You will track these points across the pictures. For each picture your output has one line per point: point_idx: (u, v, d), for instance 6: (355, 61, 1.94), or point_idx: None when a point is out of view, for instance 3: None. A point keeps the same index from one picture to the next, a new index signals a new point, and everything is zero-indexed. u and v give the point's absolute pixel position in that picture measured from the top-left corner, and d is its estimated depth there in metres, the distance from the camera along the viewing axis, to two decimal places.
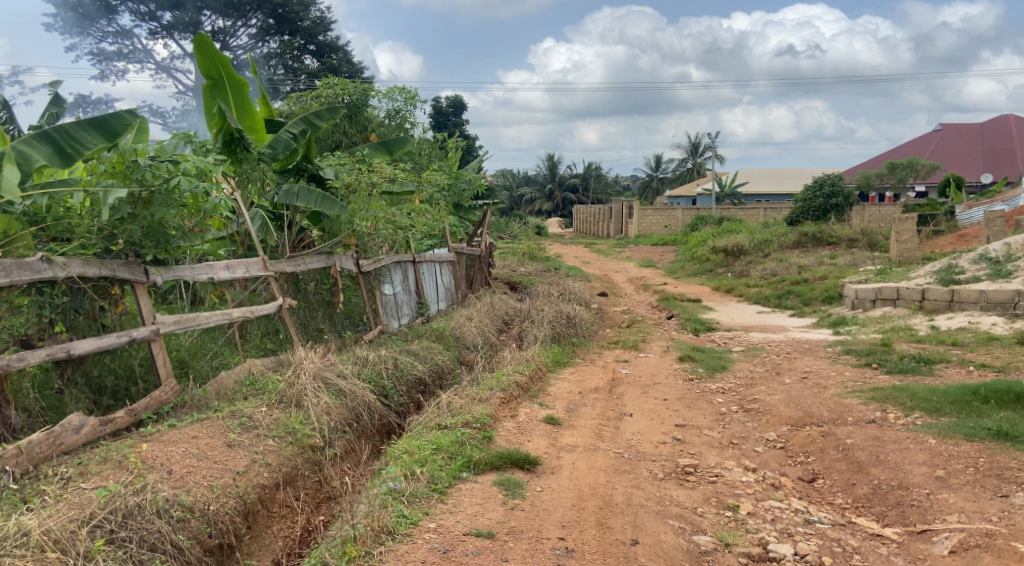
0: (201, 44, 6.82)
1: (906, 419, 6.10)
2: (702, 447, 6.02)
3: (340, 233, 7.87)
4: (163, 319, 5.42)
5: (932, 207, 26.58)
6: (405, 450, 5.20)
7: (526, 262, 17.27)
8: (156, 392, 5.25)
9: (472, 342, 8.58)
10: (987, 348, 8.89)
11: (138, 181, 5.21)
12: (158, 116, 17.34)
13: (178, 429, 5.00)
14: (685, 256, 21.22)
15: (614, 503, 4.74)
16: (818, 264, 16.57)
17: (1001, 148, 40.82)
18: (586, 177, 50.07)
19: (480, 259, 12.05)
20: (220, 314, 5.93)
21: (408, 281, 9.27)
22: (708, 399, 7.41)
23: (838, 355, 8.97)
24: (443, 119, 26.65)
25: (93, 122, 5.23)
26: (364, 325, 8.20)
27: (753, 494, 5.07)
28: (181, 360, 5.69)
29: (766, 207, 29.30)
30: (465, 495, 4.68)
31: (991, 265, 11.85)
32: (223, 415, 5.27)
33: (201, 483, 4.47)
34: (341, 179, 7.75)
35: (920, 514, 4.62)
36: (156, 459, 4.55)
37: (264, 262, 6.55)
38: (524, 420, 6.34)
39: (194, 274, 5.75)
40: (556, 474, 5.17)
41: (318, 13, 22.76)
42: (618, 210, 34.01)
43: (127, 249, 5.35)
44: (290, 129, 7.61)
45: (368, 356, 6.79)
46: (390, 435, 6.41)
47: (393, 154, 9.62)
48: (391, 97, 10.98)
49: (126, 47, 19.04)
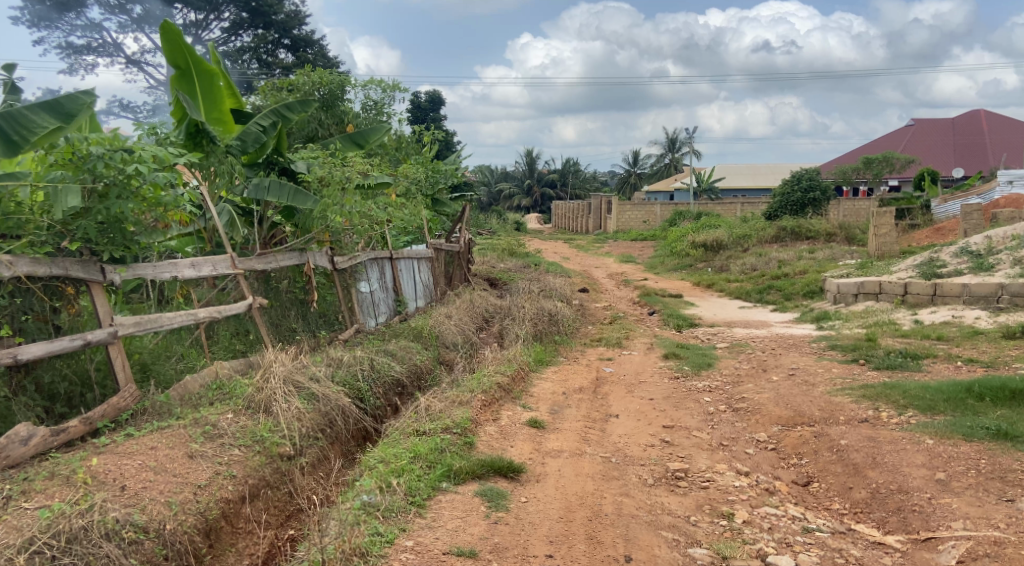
0: (168, 32, 6.54)
1: (899, 418, 5.91)
2: (692, 449, 5.79)
3: (313, 228, 7.38)
4: (122, 320, 5.06)
5: (908, 201, 26.69)
6: (381, 459, 4.88)
7: (505, 258, 16.98)
8: (114, 399, 4.91)
9: (452, 341, 8.29)
10: (973, 343, 8.74)
11: (90, 172, 4.80)
12: (129, 111, 16.87)
13: (135, 439, 4.67)
14: (665, 252, 21.07)
15: (603, 514, 4.49)
16: (797, 259, 16.45)
17: (972, 144, 41.35)
18: (565, 173, 49.88)
19: (459, 255, 11.74)
20: (185, 315, 5.58)
21: (385, 278, 8.94)
22: (695, 398, 7.19)
23: (824, 351, 8.79)
24: (420, 114, 26.32)
25: (44, 105, 5.00)
26: (339, 324, 7.86)
27: (747, 500, 4.83)
28: (143, 364, 5.33)
29: (742, 202, 29.19)
30: (445, 508, 4.40)
31: (973, 259, 11.76)
32: (185, 424, 4.93)
33: (157, 500, 4.14)
34: (313, 172, 7.31)
35: (924, 521, 4.42)
36: (109, 474, 4.21)
37: (232, 259, 6.18)
38: (506, 424, 6.06)
39: (156, 273, 5.39)
40: (541, 483, 4.90)
41: (293, 7, 22.28)
42: (596, 206, 33.82)
43: (82, 246, 4.93)
44: (259, 122, 7.31)
45: (343, 358, 6.47)
46: (366, 441, 6.11)
47: (367, 144, 9.33)
48: (369, 89, 10.57)
49: (94, 40, 18.45)
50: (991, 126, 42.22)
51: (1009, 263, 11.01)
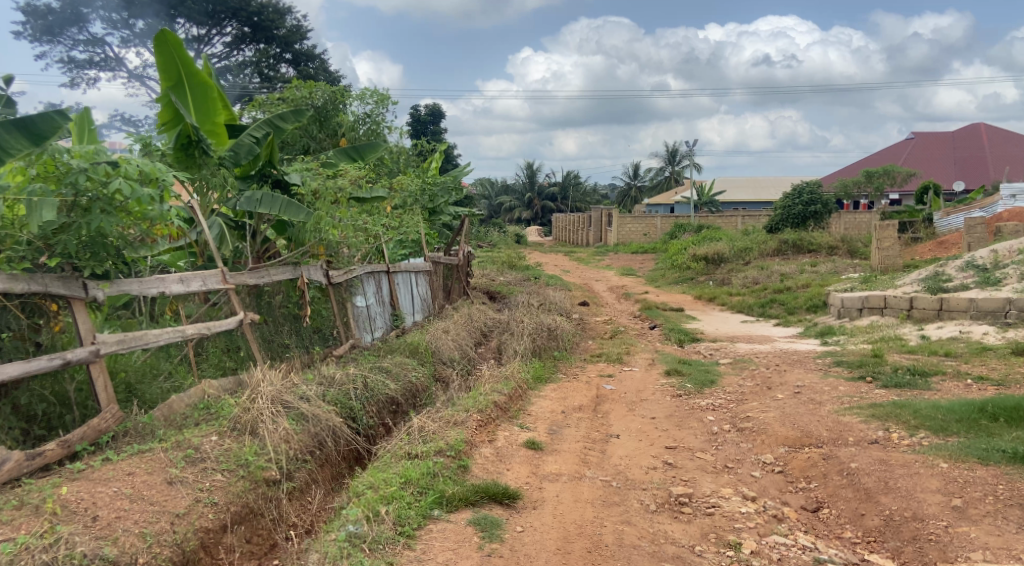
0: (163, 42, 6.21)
1: (911, 440, 5.69)
2: (696, 472, 5.57)
3: (307, 241, 7.21)
4: (105, 339, 4.82)
5: (910, 214, 26.56)
6: (370, 485, 4.67)
7: (505, 271, 16.81)
8: (94, 420, 4.70)
9: (449, 357, 8.08)
10: (982, 359, 8.53)
11: (70, 186, 4.57)
12: (131, 125, 16.75)
13: (113, 464, 4.48)
14: (667, 264, 20.90)
15: (603, 545, 4.27)
16: (800, 272, 16.25)
17: (973, 157, 41.26)
18: (566, 185, 49.88)
19: (458, 269, 11.56)
20: (172, 332, 5.34)
21: (382, 292, 8.74)
22: (698, 418, 6.97)
23: (829, 367, 8.59)
24: (421, 127, 26.27)
25: (16, 123, 4.78)
26: (334, 339, 7.64)
27: (754, 528, 4.61)
28: (127, 384, 5.11)
29: (743, 215, 29.04)
30: (436, 539, 4.18)
31: (979, 273, 11.56)
32: (166, 447, 4.73)
33: (131, 531, 3.97)
34: (307, 185, 7.13)
35: (941, 551, 4.20)
36: (81, 503, 4.03)
37: (223, 275, 5.96)
38: (503, 446, 5.84)
39: (142, 288, 5.17)
40: (537, 510, 4.68)
41: (295, 22, 22.25)
42: (596, 218, 33.69)
43: (63, 261, 4.71)
44: (252, 133, 7.10)
45: (335, 376, 6.25)
46: (357, 463, 5.90)
47: (363, 158, 9.20)
48: (364, 100, 10.43)
49: (97, 54, 18.38)
50: (990, 139, 42.18)
51: (1016, 277, 10.81)
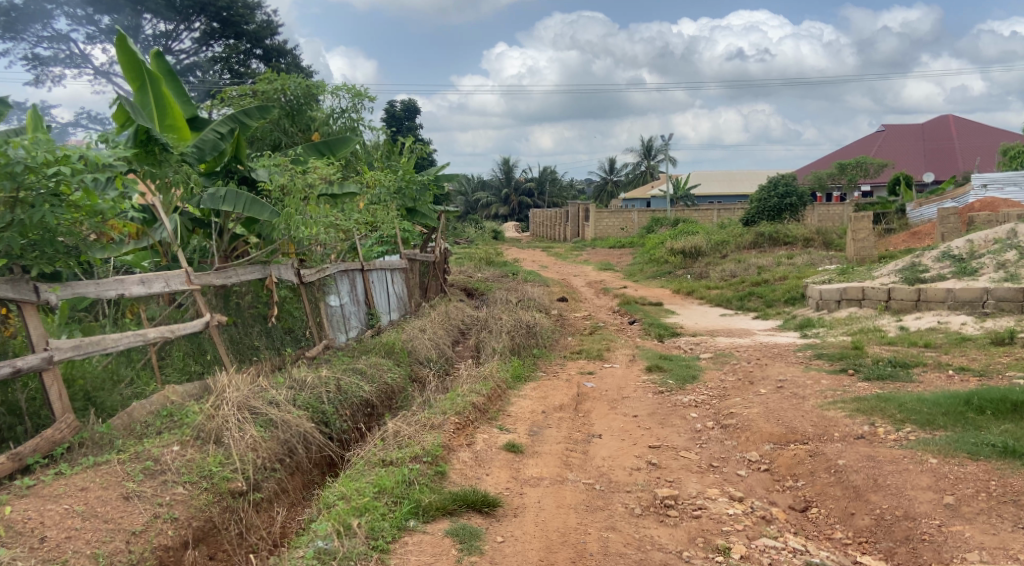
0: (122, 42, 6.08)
1: (898, 434, 5.57)
2: (681, 472, 5.41)
3: (276, 240, 6.94)
4: (59, 344, 4.53)
5: (884, 205, 26.75)
6: (342, 495, 4.43)
7: (483, 267, 16.58)
8: (47, 431, 4.40)
9: (425, 357, 7.86)
10: (962, 350, 8.49)
11: (7, 177, 4.18)
12: (97, 123, 16.22)
13: (66, 478, 4.23)
14: (644, 259, 20.78)
15: (588, 554, 4.09)
16: (777, 265, 16.22)
17: (942, 148, 41.75)
18: (542, 181, 49.74)
19: (435, 265, 11.34)
20: (132, 336, 5.04)
21: (356, 291, 8.48)
22: (682, 415, 6.81)
23: (810, 360, 8.48)
24: (396, 123, 25.91)
25: None
26: (307, 340, 7.34)
27: (743, 531, 4.45)
28: (85, 393, 4.81)
29: (719, 208, 29.03)
30: (411, 553, 3.98)
31: (955, 263, 11.53)
32: (124, 459, 4.49)
33: (82, 552, 3.73)
34: (274, 181, 6.77)
35: (936, 552, 4.08)
36: (28, 523, 3.79)
37: (187, 275, 5.66)
38: (482, 449, 5.63)
39: (99, 291, 4.86)
40: (518, 518, 4.49)
41: (265, 17, 21.78)
42: (574, 213, 33.51)
43: (11, 262, 4.40)
44: (217, 128, 6.86)
45: (306, 379, 6.00)
46: (331, 469, 5.66)
47: (334, 154, 8.90)
48: (337, 95, 10.12)
49: (61, 51, 17.81)
50: (959, 131, 42.73)
51: (993, 267, 10.81)
